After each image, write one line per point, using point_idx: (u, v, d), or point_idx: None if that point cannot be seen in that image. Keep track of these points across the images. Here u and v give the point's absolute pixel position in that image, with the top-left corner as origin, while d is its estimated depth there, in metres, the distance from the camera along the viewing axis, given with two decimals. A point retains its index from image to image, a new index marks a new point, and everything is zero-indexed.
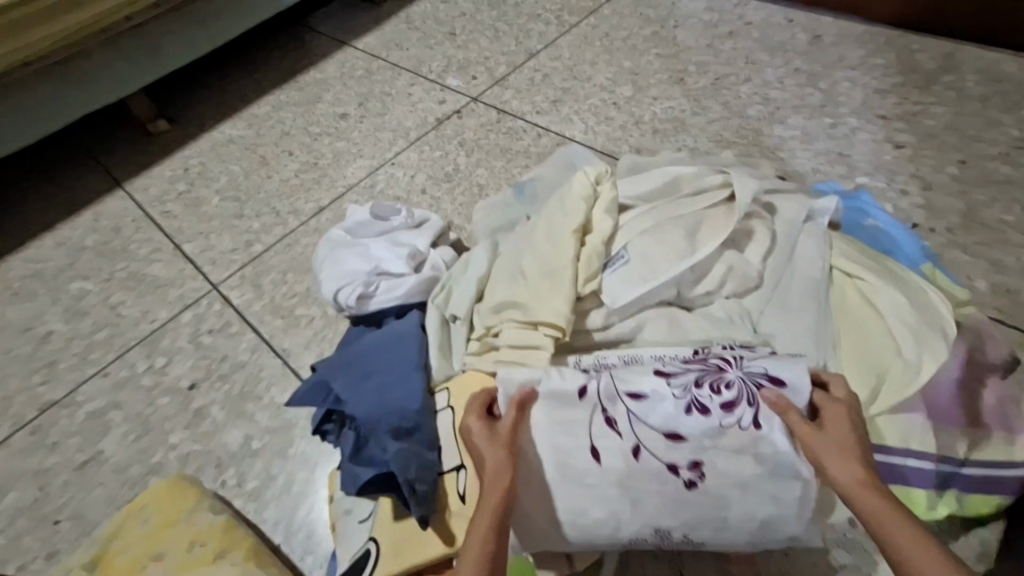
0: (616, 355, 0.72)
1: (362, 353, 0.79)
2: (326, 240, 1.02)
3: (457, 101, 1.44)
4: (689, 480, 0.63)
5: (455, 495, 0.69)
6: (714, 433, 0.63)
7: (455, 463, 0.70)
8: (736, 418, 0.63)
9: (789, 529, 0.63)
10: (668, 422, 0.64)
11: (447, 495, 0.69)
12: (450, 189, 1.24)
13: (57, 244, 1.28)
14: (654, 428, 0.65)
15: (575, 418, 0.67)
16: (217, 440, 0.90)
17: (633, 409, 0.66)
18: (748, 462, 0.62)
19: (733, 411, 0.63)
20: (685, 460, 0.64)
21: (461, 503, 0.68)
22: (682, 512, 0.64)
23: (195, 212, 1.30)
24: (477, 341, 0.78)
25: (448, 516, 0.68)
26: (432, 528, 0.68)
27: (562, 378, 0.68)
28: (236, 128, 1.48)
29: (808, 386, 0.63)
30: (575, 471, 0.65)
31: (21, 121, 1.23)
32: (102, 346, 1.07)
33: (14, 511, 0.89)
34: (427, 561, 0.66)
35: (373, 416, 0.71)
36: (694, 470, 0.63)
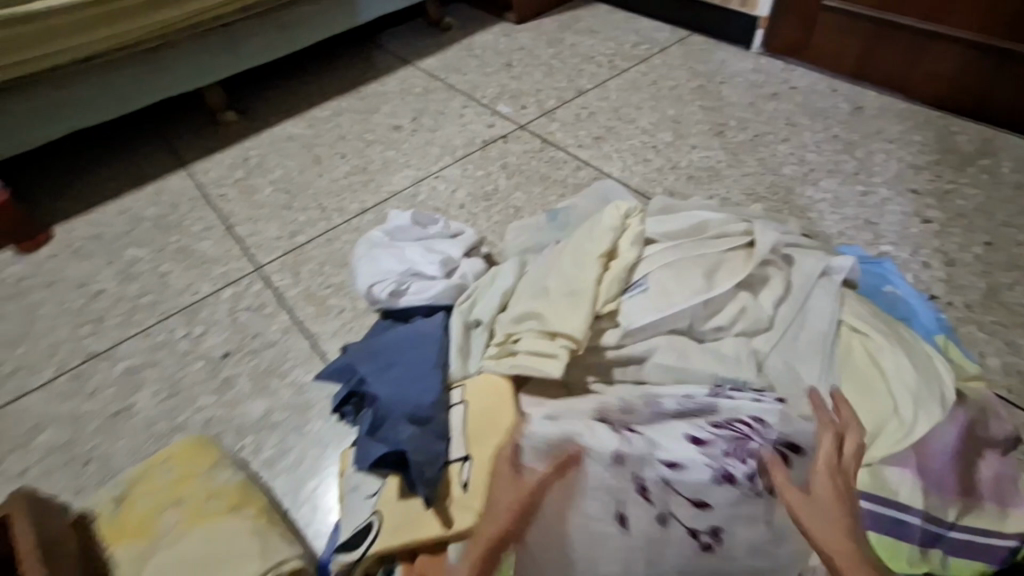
0: (638, 398, 0.74)
1: (387, 344, 0.84)
2: (365, 239, 1.09)
3: (504, 127, 1.52)
4: (706, 543, 0.59)
5: (458, 483, 0.72)
6: (736, 499, 0.61)
7: (461, 453, 0.74)
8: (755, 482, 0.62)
9: None
10: (696, 489, 0.62)
11: (449, 484, 0.72)
12: (488, 207, 1.30)
13: (120, 211, 1.38)
14: (685, 496, 0.62)
15: (607, 479, 0.63)
16: (240, 408, 0.95)
17: (668, 477, 0.63)
18: (761, 528, 0.60)
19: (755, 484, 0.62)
20: (705, 526, 0.60)
21: (461, 492, 0.71)
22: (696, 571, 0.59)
23: (249, 199, 1.39)
24: (495, 346, 0.81)
25: (448, 502, 0.71)
26: (431, 509, 0.70)
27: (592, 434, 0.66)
28: (297, 127, 1.58)
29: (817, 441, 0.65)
30: (598, 534, 0.60)
31: (105, 98, 1.33)
32: (147, 309, 1.14)
33: (44, 448, 0.94)
34: (422, 540, 0.68)
35: (391, 401, 0.76)
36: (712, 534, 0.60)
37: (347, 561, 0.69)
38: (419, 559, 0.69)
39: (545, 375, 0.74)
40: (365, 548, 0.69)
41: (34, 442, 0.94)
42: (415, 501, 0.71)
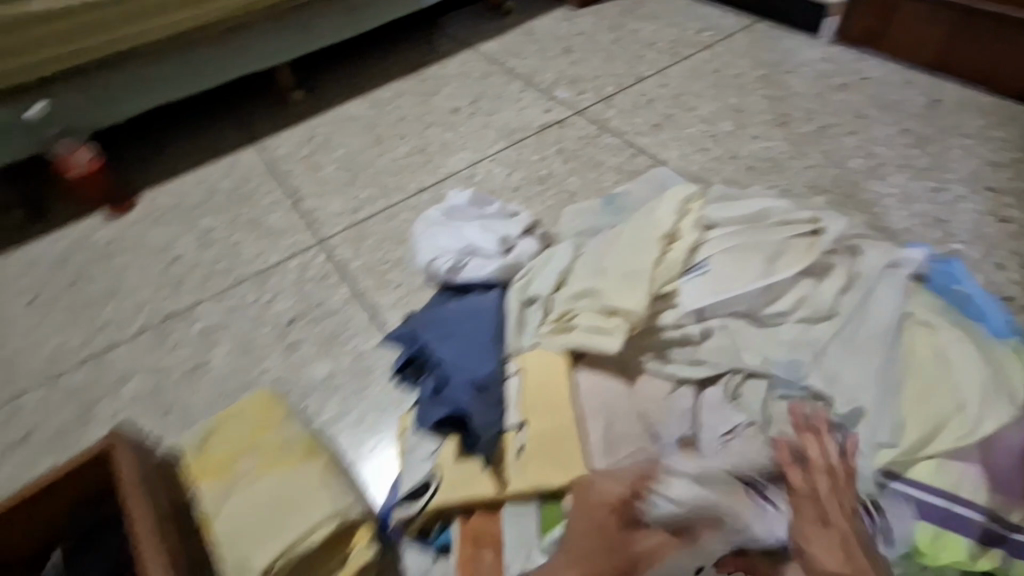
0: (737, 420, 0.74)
1: (448, 316, 0.88)
2: (424, 217, 1.13)
3: (562, 112, 1.53)
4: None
5: (513, 448, 0.76)
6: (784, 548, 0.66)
7: (517, 422, 0.78)
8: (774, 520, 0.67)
9: None
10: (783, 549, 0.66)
11: (504, 450, 0.76)
12: (542, 191, 1.31)
13: (197, 183, 1.47)
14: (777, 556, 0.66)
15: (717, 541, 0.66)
16: (305, 370, 1.01)
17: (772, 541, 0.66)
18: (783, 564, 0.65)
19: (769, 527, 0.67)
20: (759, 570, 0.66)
21: (517, 458, 0.75)
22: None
23: (314, 175, 1.45)
24: (552, 322, 0.84)
25: (503, 466, 0.75)
26: (487, 472, 0.75)
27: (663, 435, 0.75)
28: (359, 108, 1.64)
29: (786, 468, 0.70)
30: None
31: (186, 76, 1.41)
32: (221, 274, 1.22)
33: (131, 395, 1.02)
34: (479, 500, 0.72)
35: (452, 368, 0.81)
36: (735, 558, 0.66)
37: (408, 513, 0.74)
38: (473, 516, 0.73)
39: (601, 351, 0.77)
40: (424, 503, 0.74)
41: (122, 389, 1.03)
42: (473, 463, 0.75)
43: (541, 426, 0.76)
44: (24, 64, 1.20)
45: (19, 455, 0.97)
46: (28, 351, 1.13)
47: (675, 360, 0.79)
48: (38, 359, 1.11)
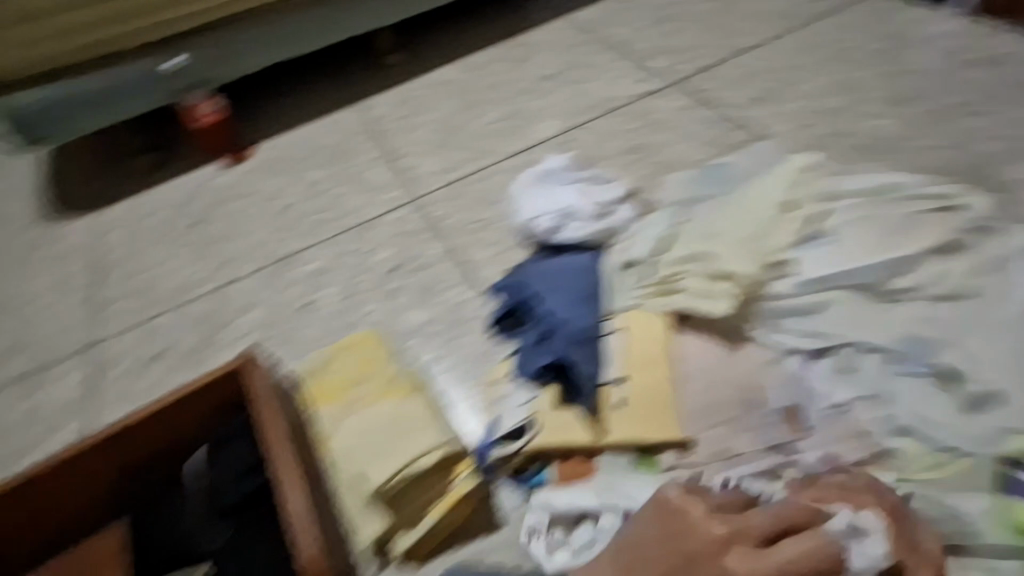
0: (843, 394, 0.77)
1: (551, 271, 0.93)
2: (519, 179, 1.16)
3: (658, 82, 1.50)
4: None
5: (610, 402, 0.82)
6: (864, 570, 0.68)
7: (615, 377, 0.83)
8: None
9: None
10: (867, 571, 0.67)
11: (601, 402, 0.82)
12: (637, 161, 1.29)
13: (302, 138, 1.55)
14: None
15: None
16: (405, 315, 1.07)
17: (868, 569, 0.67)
18: None
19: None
20: None
21: (614, 410, 0.81)
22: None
23: (411, 135, 1.50)
24: (654, 285, 0.88)
25: (600, 417, 0.81)
26: (585, 421, 0.81)
27: (753, 415, 0.79)
28: (454, 72, 1.67)
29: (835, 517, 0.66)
30: None
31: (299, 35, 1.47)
32: (327, 223, 1.30)
33: (249, 325, 1.12)
34: (577, 445, 0.80)
35: (557, 320, 0.86)
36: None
37: (512, 450, 0.81)
38: (570, 459, 0.81)
39: (708, 315, 0.83)
40: (525, 444, 0.81)
41: (241, 319, 1.14)
42: (572, 411, 0.82)
43: (640, 383, 0.82)
44: (166, 19, 1.33)
45: (156, 370, 1.10)
46: (160, 280, 1.26)
47: (786, 329, 0.82)
48: (168, 287, 1.24)
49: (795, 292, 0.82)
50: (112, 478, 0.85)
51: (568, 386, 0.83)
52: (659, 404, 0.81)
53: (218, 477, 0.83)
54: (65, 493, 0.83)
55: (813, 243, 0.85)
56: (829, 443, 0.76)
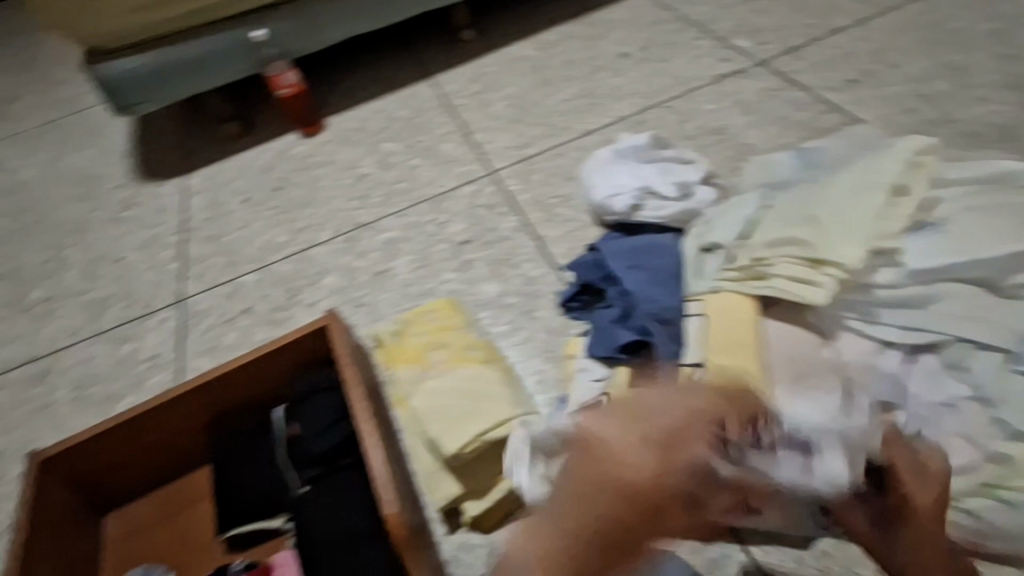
0: (946, 394, 0.69)
1: (632, 249, 0.93)
2: (596, 156, 1.14)
3: (742, 62, 1.43)
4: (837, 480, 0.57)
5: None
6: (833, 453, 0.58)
7: (698, 359, 0.78)
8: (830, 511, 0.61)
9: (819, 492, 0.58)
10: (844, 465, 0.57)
11: None
12: (719, 142, 1.24)
13: (378, 110, 1.58)
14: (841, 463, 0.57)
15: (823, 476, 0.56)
16: (478, 287, 1.08)
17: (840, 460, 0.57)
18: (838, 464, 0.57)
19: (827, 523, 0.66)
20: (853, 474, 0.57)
21: None
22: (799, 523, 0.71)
23: (484, 111, 1.50)
24: (738, 270, 0.82)
25: None
26: None
27: (807, 367, 0.74)
28: (527, 49, 1.65)
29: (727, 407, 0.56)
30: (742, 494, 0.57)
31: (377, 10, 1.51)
32: (402, 194, 1.33)
33: (329, 288, 1.17)
34: None
35: (638, 298, 0.86)
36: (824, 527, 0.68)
37: None
38: None
39: (801, 300, 0.76)
40: None
41: (321, 283, 1.18)
42: None
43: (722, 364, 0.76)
44: None
45: (240, 326, 1.15)
46: (244, 242, 1.31)
47: (882, 322, 0.76)
48: (253, 249, 1.29)
49: (903, 283, 0.76)
50: (205, 423, 0.91)
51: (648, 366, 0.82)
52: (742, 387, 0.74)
53: (302, 428, 0.83)
54: (161, 437, 0.89)
55: (925, 231, 0.78)
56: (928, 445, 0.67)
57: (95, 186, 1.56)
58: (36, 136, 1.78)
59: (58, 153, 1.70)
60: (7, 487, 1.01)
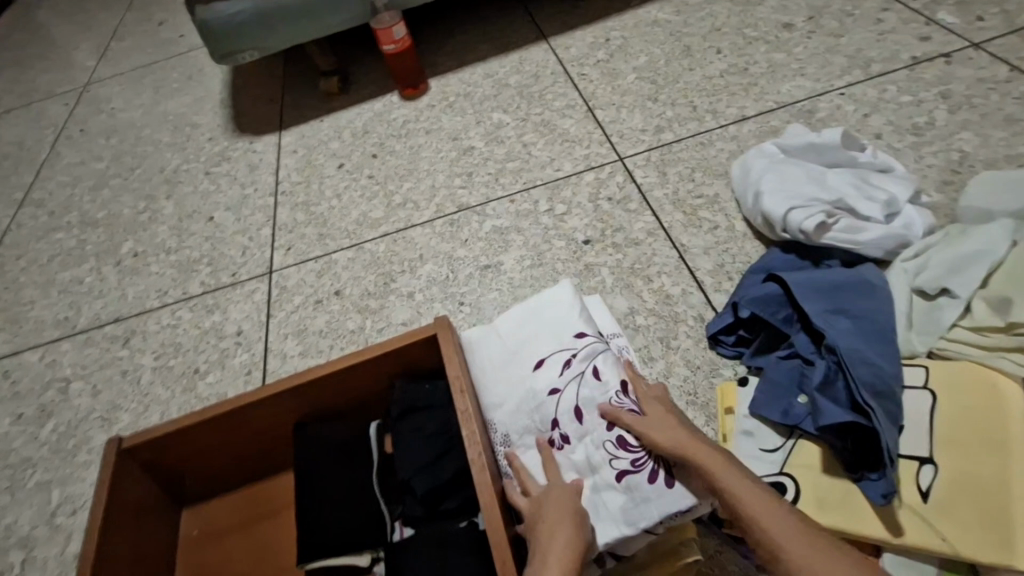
0: None
1: (831, 289, 0.70)
2: (758, 151, 0.96)
3: (947, 43, 1.14)
4: (583, 332, 0.76)
5: (915, 488, 0.59)
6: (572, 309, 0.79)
7: (925, 454, 0.61)
8: (608, 397, 0.68)
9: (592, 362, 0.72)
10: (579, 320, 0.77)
11: (903, 483, 0.60)
12: (919, 145, 0.99)
13: (486, 74, 1.41)
14: (583, 318, 0.78)
15: (568, 323, 0.77)
16: (604, 299, 0.91)
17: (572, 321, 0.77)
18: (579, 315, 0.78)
19: (628, 444, 0.64)
20: (584, 330, 0.76)
21: (920, 499, 0.59)
22: (639, 518, 0.60)
23: (611, 83, 1.29)
24: (993, 336, 0.65)
25: (899, 505, 0.59)
26: (874, 507, 0.59)
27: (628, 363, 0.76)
28: (664, 12, 1.41)
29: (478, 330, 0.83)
30: (518, 362, 0.76)
31: None
32: (512, 175, 1.16)
33: (427, 278, 1.03)
34: (860, 535, 0.59)
35: (845, 359, 0.64)
36: (637, 464, 0.63)
37: None
38: None
39: None
40: None
41: (419, 270, 1.05)
42: (851, 483, 0.61)
43: (962, 468, 0.59)
44: None
45: (330, 310, 1.03)
46: (336, 213, 1.19)
47: None
48: (346, 221, 1.17)
49: None
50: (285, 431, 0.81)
51: (850, 452, 0.62)
52: (991, 503, 0.56)
53: (401, 456, 0.71)
54: (247, 438, 0.80)
55: None
56: None
57: (190, 136, 1.49)
58: (136, 78, 1.74)
59: (156, 97, 1.64)
60: (88, 457, 0.96)
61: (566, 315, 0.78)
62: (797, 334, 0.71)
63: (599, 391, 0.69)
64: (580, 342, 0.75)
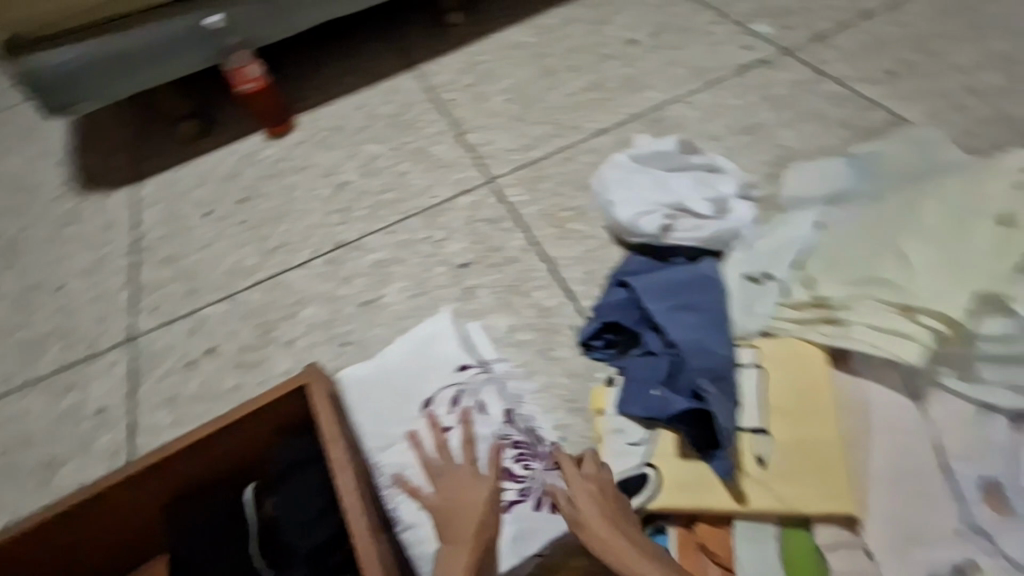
0: None
1: (675, 286, 0.77)
2: (611, 162, 1.00)
3: (766, 50, 1.29)
4: (465, 365, 0.76)
5: (753, 457, 0.65)
6: (453, 338, 0.78)
7: (758, 424, 0.67)
8: (493, 428, 0.70)
9: (479, 396, 0.73)
10: (460, 351, 0.77)
11: (743, 454, 0.65)
12: (751, 143, 1.10)
13: (356, 106, 1.39)
14: (464, 350, 0.78)
15: (450, 356, 0.77)
16: (486, 320, 0.93)
17: (456, 354, 0.77)
18: (460, 346, 0.78)
19: (514, 474, 0.67)
20: (468, 362, 0.76)
21: (758, 467, 0.64)
22: (527, 546, 0.63)
23: (479, 106, 1.33)
24: (805, 308, 0.72)
25: (742, 475, 0.64)
26: (722, 484, 0.64)
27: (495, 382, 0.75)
28: (524, 34, 1.47)
29: (357, 368, 0.77)
30: (400, 399, 0.74)
31: None
32: (389, 207, 1.16)
33: (308, 322, 1.00)
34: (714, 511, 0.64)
35: (686, 352, 0.71)
36: (522, 494, 0.66)
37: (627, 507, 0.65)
38: (698, 526, 0.65)
39: (895, 359, 0.64)
40: (642, 501, 0.65)
41: (299, 315, 1.01)
42: (703, 464, 0.66)
43: (791, 433, 0.65)
44: None
45: (205, 370, 0.97)
46: (205, 265, 1.13)
47: (987, 379, 0.63)
48: (217, 273, 1.11)
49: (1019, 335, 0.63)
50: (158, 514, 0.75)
51: (697, 435, 0.67)
52: (818, 464, 0.63)
53: (285, 515, 0.68)
54: (119, 516, 0.73)
55: None
56: None
57: (29, 198, 1.35)
58: None
59: None
60: None
61: (446, 346, 0.78)
62: (652, 331, 0.75)
63: (484, 422, 0.71)
64: (464, 377, 0.75)
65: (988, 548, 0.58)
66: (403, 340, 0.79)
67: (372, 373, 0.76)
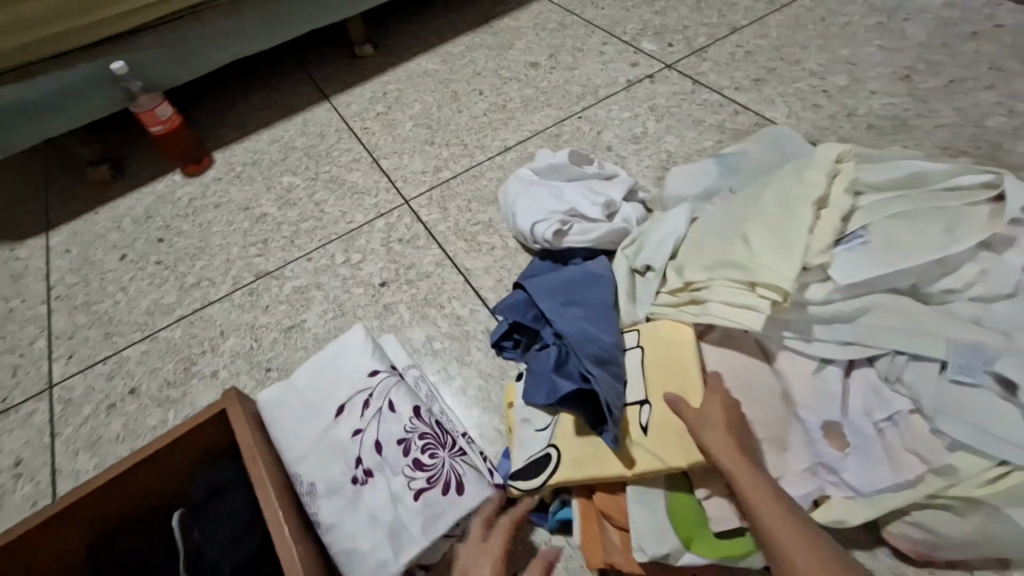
0: (883, 414, 0.69)
1: (566, 284, 0.85)
2: (515, 176, 1.09)
3: (650, 66, 1.42)
4: (375, 371, 0.80)
5: (637, 426, 0.73)
6: (363, 349, 0.83)
7: (641, 398, 0.75)
8: (402, 424, 0.75)
9: (387, 397, 0.78)
10: (371, 360, 0.82)
11: (629, 424, 0.74)
12: (638, 150, 1.22)
13: (271, 140, 1.42)
14: (376, 358, 0.82)
15: (362, 365, 0.81)
16: (403, 333, 0.99)
17: (367, 362, 0.81)
18: (370, 355, 0.82)
19: (422, 466, 0.72)
20: (378, 369, 0.81)
21: (642, 434, 0.72)
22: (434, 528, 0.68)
23: (392, 132, 1.39)
24: (674, 293, 0.81)
25: (630, 443, 0.72)
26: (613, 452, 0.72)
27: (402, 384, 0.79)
28: (431, 62, 1.55)
29: (271, 391, 0.80)
30: (314, 413, 0.78)
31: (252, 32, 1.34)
32: (307, 235, 1.19)
33: (231, 352, 1.02)
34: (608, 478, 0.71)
35: (576, 340, 0.78)
36: (429, 482, 0.71)
37: (532, 487, 0.73)
38: (598, 495, 0.72)
39: (742, 327, 0.74)
40: (546, 479, 0.73)
41: (221, 347, 1.03)
42: (596, 438, 0.74)
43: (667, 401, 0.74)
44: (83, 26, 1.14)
45: (126, 412, 0.98)
46: (122, 307, 1.13)
47: (818, 338, 0.74)
48: (135, 313, 1.11)
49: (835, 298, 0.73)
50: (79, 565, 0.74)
51: (590, 413, 0.75)
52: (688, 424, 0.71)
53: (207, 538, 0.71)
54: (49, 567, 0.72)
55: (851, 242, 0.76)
56: (873, 460, 0.67)
57: None
58: None
59: None
60: None
61: (358, 356, 0.82)
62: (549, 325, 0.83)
63: (394, 422, 0.75)
64: (376, 383, 0.79)
65: (835, 481, 0.68)
66: (314, 359, 0.82)
67: (287, 390, 0.80)
